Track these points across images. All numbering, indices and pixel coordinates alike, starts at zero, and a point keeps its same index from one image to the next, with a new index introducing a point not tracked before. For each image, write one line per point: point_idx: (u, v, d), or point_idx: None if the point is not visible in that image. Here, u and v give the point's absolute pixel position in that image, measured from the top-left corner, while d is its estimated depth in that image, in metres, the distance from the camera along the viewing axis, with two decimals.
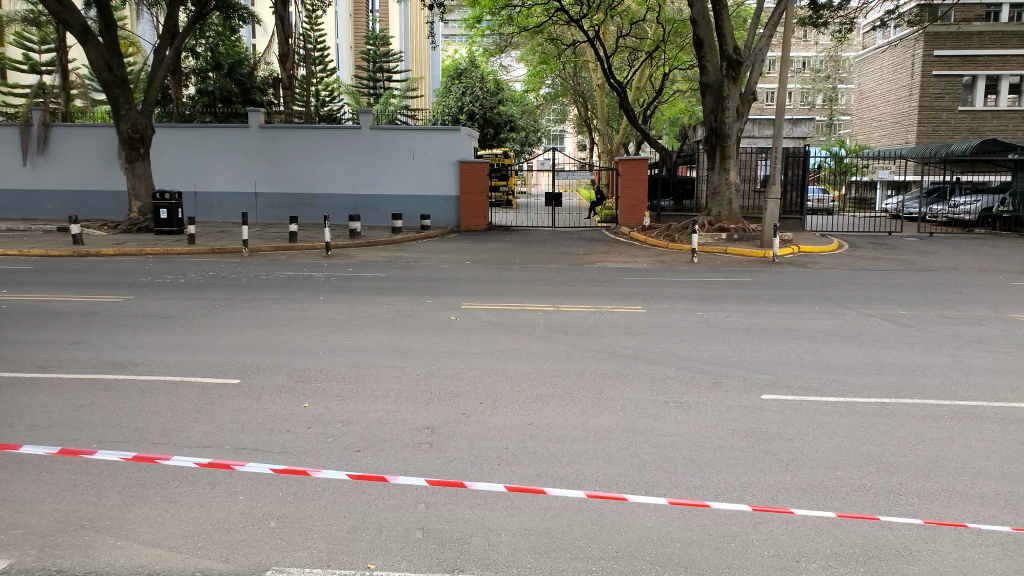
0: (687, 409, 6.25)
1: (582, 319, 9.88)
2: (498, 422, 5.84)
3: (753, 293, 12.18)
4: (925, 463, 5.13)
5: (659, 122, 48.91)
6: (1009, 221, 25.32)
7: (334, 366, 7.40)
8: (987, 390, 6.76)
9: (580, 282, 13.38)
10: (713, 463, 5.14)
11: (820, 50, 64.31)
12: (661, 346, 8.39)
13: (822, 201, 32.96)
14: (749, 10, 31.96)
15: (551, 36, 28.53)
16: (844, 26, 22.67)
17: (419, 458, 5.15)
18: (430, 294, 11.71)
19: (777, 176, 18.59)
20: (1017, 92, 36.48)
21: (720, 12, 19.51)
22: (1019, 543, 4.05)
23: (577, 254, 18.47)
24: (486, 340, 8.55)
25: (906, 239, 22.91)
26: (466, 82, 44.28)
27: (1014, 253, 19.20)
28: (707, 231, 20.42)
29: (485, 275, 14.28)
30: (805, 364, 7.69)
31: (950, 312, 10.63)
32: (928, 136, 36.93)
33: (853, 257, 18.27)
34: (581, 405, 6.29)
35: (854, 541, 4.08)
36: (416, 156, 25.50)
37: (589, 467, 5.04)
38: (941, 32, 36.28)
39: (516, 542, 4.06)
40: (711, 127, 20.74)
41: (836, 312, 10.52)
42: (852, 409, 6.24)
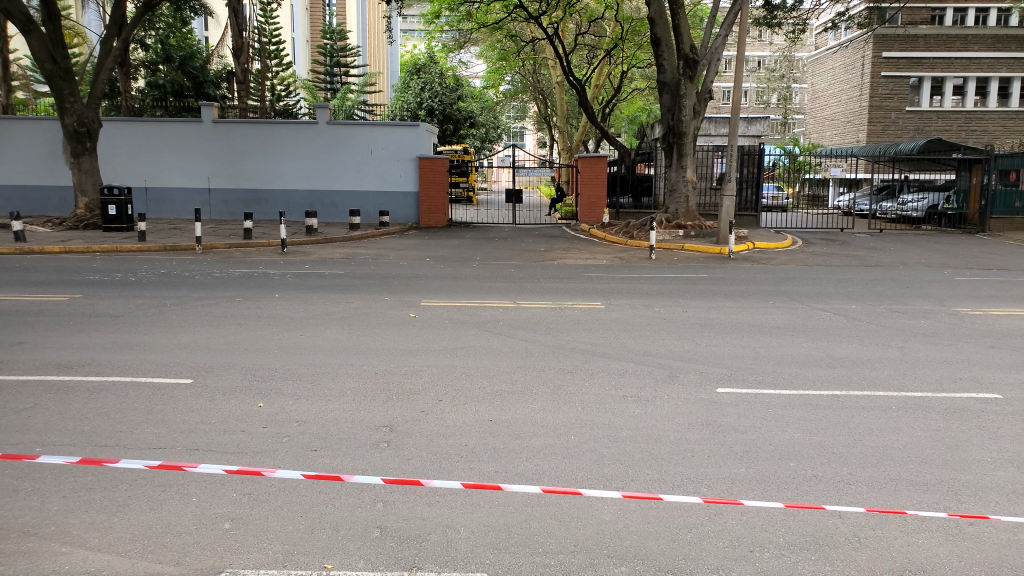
0: (644, 403, 6.30)
1: (541, 315, 9.89)
2: (456, 420, 5.81)
3: (709, 289, 12.34)
4: (872, 453, 5.26)
5: (617, 119, 49.24)
6: (954, 218, 26.12)
7: (290, 366, 7.28)
8: (934, 382, 6.97)
9: (538, 279, 13.40)
10: (670, 456, 5.19)
11: (773, 51, 65.57)
12: (619, 341, 8.45)
13: (776, 199, 33.56)
14: (705, 10, 32.36)
15: (509, 33, 28.51)
16: (796, 27, 23.06)
17: (377, 457, 5.10)
18: (389, 292, 11.60)
19: (733, 174, 18.81)
20: (961, 93, 37.58)
21: (677, 10, 19.68)
22: (959, 527, 4.19)
23: (537, 250, 18.50)
24: (445, 337, 8.52)
25: (857, 235, 23.49)
26: (425, 78, 44.06)
27: (959, 250, 19.79)
28: (665, 228, 20.68)
29: (444, 272, 14.21)
30: (759, 358, 7.82)
31: (898, 306, 10.91)
32: (878, 135, 37.93)
33: (806, 253, 18.64)
34: (541, 400, 6.32)
35: (805, 531, 4.15)
36: (373, 152, 25.27)
37: (547, 462, 5.05)
38: (889, 34, 37.22)
39: (474, 538, 4.06)
40: (668, 125, 20.99)
41: (789, 307, 10.73)
42: (805, 402, 6.36)
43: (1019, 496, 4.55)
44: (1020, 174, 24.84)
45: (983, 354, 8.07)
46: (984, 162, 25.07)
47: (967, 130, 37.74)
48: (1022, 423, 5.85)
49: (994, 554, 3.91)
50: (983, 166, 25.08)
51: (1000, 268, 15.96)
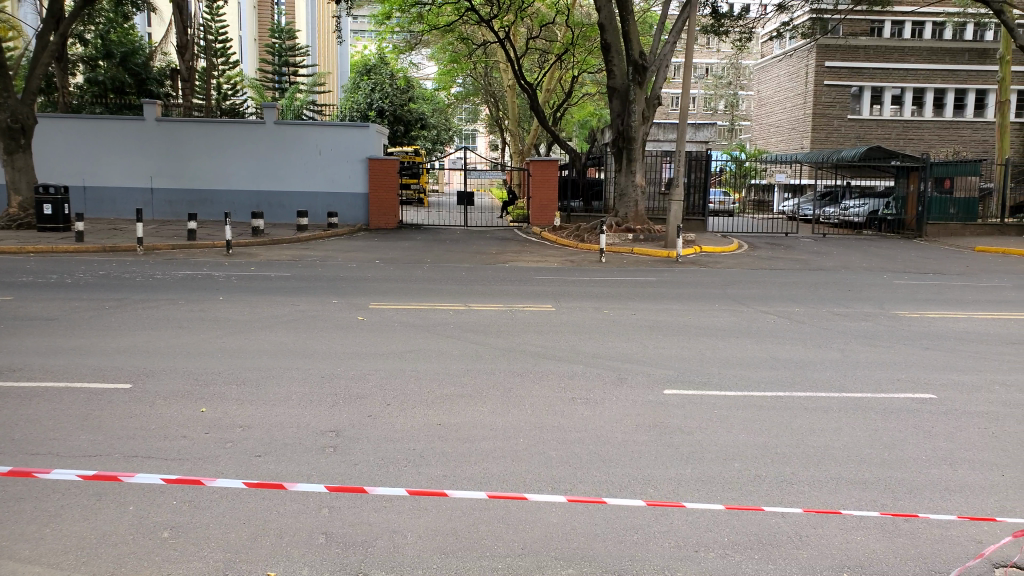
0: (593, 405, 6.36)
1: (491, 318, 9.89)
2: (404, 424, 5.78)
3: (657, 292, 12.51)
4: (813, 452, 5.39)
5: (568, 124, 49.57)
6: (894, 224, 27.05)
7: (234, 370, 7.12)
8: (874, 383, 7.18)
9: (490, 282, 13.40)
10: (617, 457, 5.24)
11: (721, 59, 66.90)
12: (570, 343, 8.51)
13: (724, 203, 34.23)
14: (654, 16, 32.86)
15: (461, 36, 28.45)
16: (743, 35, 23.55)
17: (323, 462, 5.03)
18: (337, 294, 11.45)
19: (681, 178, 19.07)
20: (899, 103, 38.85)
21: (626, 17, 19.92)
22: (895, 524, 4.32)
23: (488, 253, 18.49)
24: (395, 340, 8.44)
25: (800, 240, 24.11)
26: (375, 79, 43.90)
27: (897, 254, 20.45)
28: (614, 232, 20.89)
29: (394, 274, 14.11)
30: (705, 359, 7.96)
31: (839, 309, 11.23)
32: (821, 143, 39.00)
33: (752, 257, 19.04)
34: (491, 403, 6.32)
35: (748, 530, 4.24)
36: (322, 152, 24.96)
37: (494, 465, 5.04)
38: (831, 44, 38.21)
39: (421, 543, 4.02)
40: (618, 130, 21.23)
41: (734, 310, 10.94)
42: (749, 403, 6.50)
43: (951, 492, 4.73)
44: (954, 182, 25.83)
45: (919, 355, 8.36)
46: (920, 170, 25.93)
47: (905, 138, 39.02)
48: (954, 421, 6.08)
49: (926, 548, 4.05)
50: (919, 173, 25.95)
51: (936, 273, 16.57)
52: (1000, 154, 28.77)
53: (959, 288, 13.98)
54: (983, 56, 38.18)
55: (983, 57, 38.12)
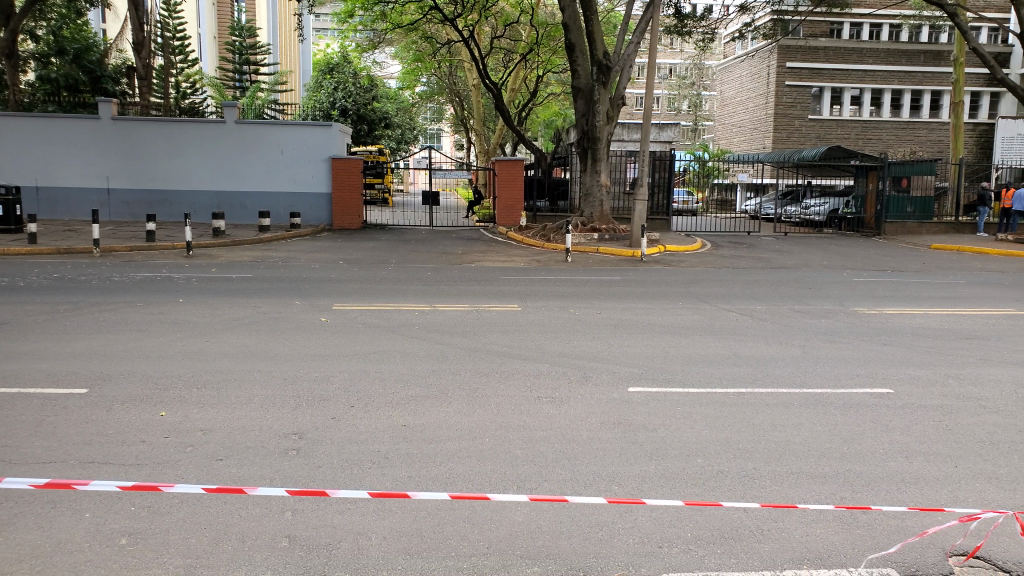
0: (558, 403, 6.39)
1: (456, 318, 9.87)
2: (368, 425, 5.74)
3: (621, 291, 12.60)
4: (774, 448, 5.46)
5: (533, 123, 49.62)
6: (854, 222, 27.60)
7: (195, 373, 7.02)
8: (832, 378, 7.33)
9: (456, 282, 13.34)
10: (581, 454, 5.27)
11: (684, 59, 67.60)
12: (535, 343, 8.52)
13: (688, 203, 34.57)
14: (618, 16, 33.06)
15: (424, 34, 28.29)
16: (705, 36, 23.77)
17: (286, 464, 4.97)
18: (300, 296, 11.31)
19: (646, 178, 19.17)
20: (858, 103, 39.66)
21: (590, 17, 20.02)
22: (853, 517, 4.40)
23: (454, 253, 18.42)
24: (359, 341, 8.37)
25: (763, 238, 24.47)
26: (338, 78, 43.52)
27: (857, 252, 20.84)
28: (580, 231, 21.00)
29: (359, 275, 13.99)
30: (668, 357, 8.04)
31: (800, 307, 11.40)
32: (782, 143, 39.61)
33: (715, 256, 19.26)
34: (456, 403, 6.30)
35: (710, 524, 4.29)
36: (284, 152, 24.69)
37: (460, 465, 5.03)
38: (792, 45, 38.81)
39: (386, 544, 4.00)
40: (583, 130, 21.31)
41: (697, 308, 11.06)
42: (712, 400, 6.57)
43: (906, 484, 4.83)
44: (911, 181, 26.37)
45: (878, 351, 8.53)
46: (879, 169, 26.60)
47: (864, 138, 39.78)
48: (910, 415, 6.22)
49: (884, 540, 4.13)
50: (878, 172, 26.58)
51: (894, 270, 16.90)
52: (954, 154, 29.50)
53: (917, 285, 14.27)
54: (938, 58, 39.13)
55: (938, 58, 39.07)
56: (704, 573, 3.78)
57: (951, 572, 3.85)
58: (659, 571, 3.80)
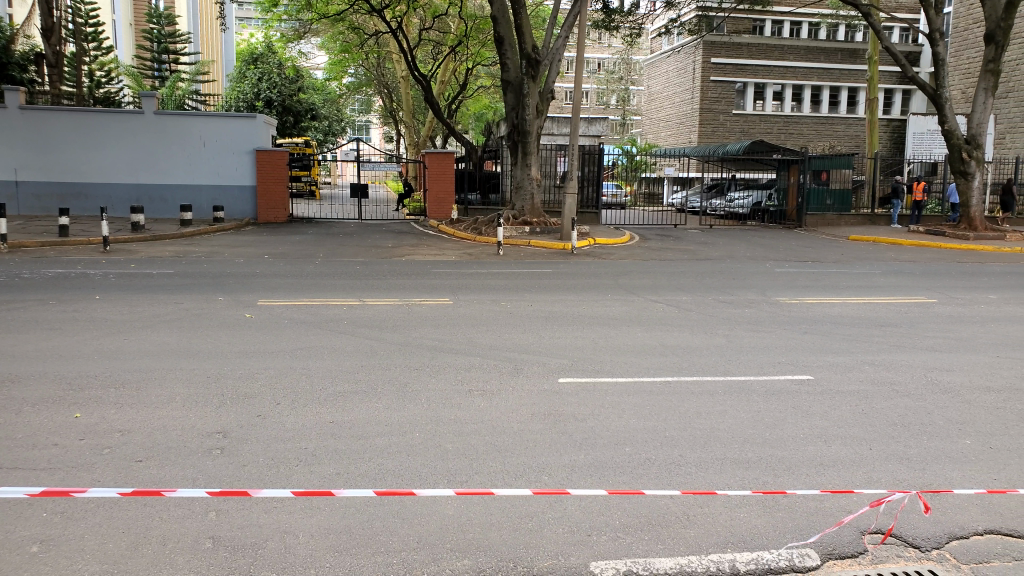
0: (489, 396, 6.40)
1: (388, 313, 9.78)
2: (296, 422, 5.64)
3: (552, 284, 12.70)
4: (699, 436, 5.60)
5: (463, 116, 49.53)
6: (776, 214, 28.61)
7: (112, 372, 6.76)
8: (756, 366, 7.58)
9: (386, 276, 13.22)
10: (512, 447, 5.30)
11: (612, 54, 68.49)
12: (466, 336, 8.54)
13: (617, 196, 35.11)
14: (546, 9, 33.24)
15: (352, 25, 27.88)
16: (633, 31, 24.05)
17: (210, 464, 4.85)
18: (224, 292, 11.00)
19: (575, 171, 19.33)
20: (779, 99, 40.95)
21: (518, 11, 20.02)
22: (774, 501, 4.56)
23: (385, 247, 18.22)
24: (286, 338, 8.21)
25: (689, 231, 25.06)
26: (262, 68, 42.53)
27: (779, 244, 21.54)
28: (511, 225, 21.18)
29: (285, 270, 13.71)
30: (598, 348, 8.17)
31: (725, 297, 11.72)
32: (708, 137, 40.52)
33: (643, 248, 19.61)
34: (385, 399, 6.24)
35: (638, 512, 4.39)
36: (206, 143, 23.97)
37: (391, 461, 5.00)
38: (716, 41, 39.81)
39: (314, 542, 3.95)
40: (513, 123, 21.37)
41: (626, 299, 11.25)
42: (640, 389, 6.70)
43: (824, 467, 5.04)
44: (830, 175, 27.41)
45: (798, 339, 8.86)
46: (800, 163, 27.63)
47: (786, 133, 41.06)
48: (827, 400, 6.48)
49: (802, 521, 4.31)
50: (800, 166, 27.59)
51: (813, 261, 17.52)
52: (871, 148, 30.85)
53: (834, 275, 14.83)
54: (854, 56, 40.80)
55: (854, 57, 40.72)
56: (630, 560, 3.87)
57: (863, 551, 4.04)
58: (588, 559, 3.87)
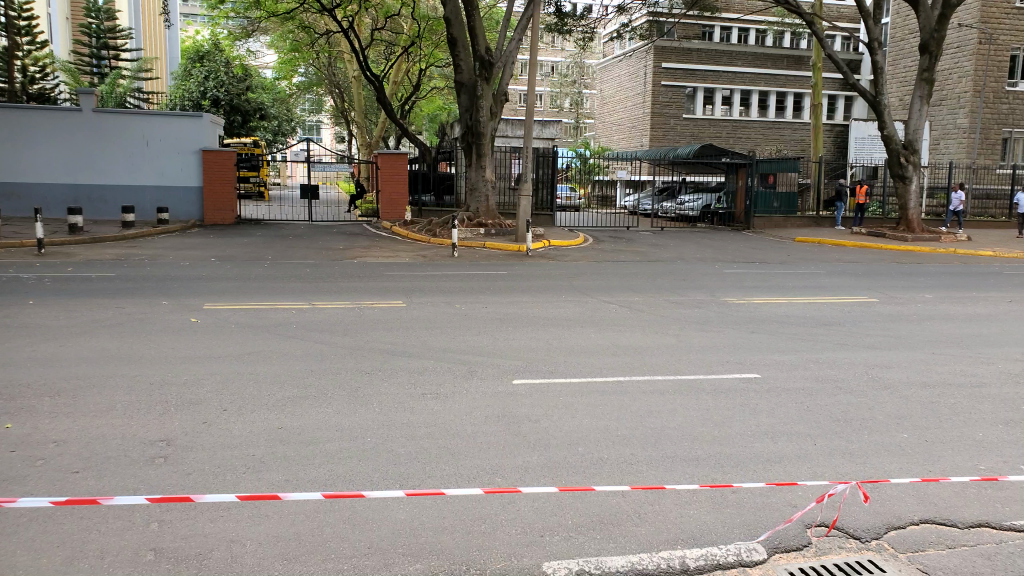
0: (442, 399, 6.37)
1: (338, 316, 9.64)
2: (242, 428, 5.52)
3: (505, 285, 12.71)
4: (649, 434, 5.66)
5: (416, 117, 49.29)
6: (726, 216, 29.12)
7: (49, 380, 6.52)
8: (705, 365, 7.70)
9: (337, 279, 13.04)
10: (464, 449, 5.28)
11: (564, 57, 68.97)
12: (418, 338, 8.48)
13: (570, 199, 35.32)
14: (499, 11, 33.35)
15: (302, 25, 27.48)
16: (585, 35, 24.20)
17: (152, 473, 4.71)
18: (167, 296, 10.71)
19: (529, 172, 19.32)
20: (728, 103, 41.67)
21: (470, 12, 19.96)
22: (723, 496, 4.62)
23: (336, 249, 18.01)
24: (232, 343, 8.03)
25: (641, 233, 25.32)
26: (208, 66, 41.73)
27: (728, 245, 21.94)
28: (466, 226, 21.12)
29: (232, 273, 13.44)
30: (551, 349, 8.20)
31: (675, 298, 11.89)
32: (659, 140, 41.02)
33: (596, 250, 19.74)
34: (337, 403, 6.17)
35: (590, 511, 4.40)
36: (149, 143, 23.36)
37: (341, 466, 4.93)
38: (666, 46, 40.34)
39: (262, 550, 3.86)
40: (467, 125, 21.30)
41: (579, 301, 11.32)
42: (593, 389, 6.74)
43: (771, 463, 5.14)
44: (777, 178, 28.05)
45: (745, 338, 9.01)
46: (748, 166, 28.17)
47: (734, 137, 41.88)
48: (774, 398, 6.62)
49: (751, 516, 4.38)
50: (747, 169, 28.16)
51: (761, 262, 17.89)
52: (816, 152, 31.56)
53: (781, 275, 15.16)
54: (798, 63, 41.95)
55: (799, 63, 41.80)
56: (583, 559, 3.88)
57: (808, 543, 4.12)
58: (541, 559, 3.87)
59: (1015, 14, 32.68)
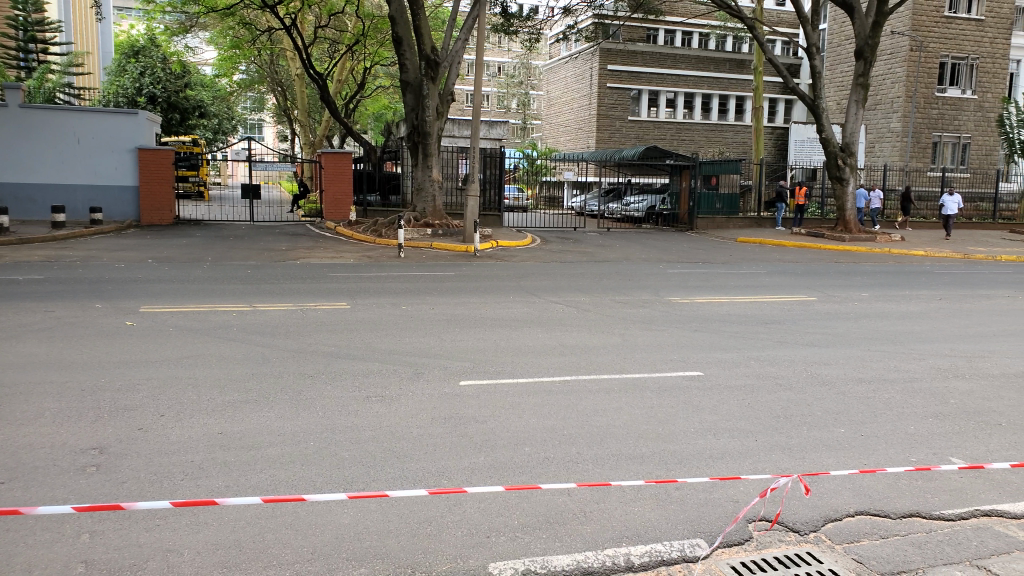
0: (388, 401, 6.30)
1: (280, 318, 9.47)
2: (180, 435, 5.37)
3: (452, 286, 12.67)
4: (596, 433, 5.69)
5: (362, 116, 48.78)
6: (670, 218, 29.61)
7: None
8: (649, 363, 7.80)
9: (279, 280, 12.80)
10: (411, 451, 5.24)
11: (511, 58, 69.15)
12: (364, 340, 8.38)
13: (517, 199, 35.41)
14: (445, 11, 33.30)
15: (243, 21, 26.93)
16: (531, 35, 24.28)
17: (83, 483, 4.54)
18: (102, 298, 10.38)
19: (476, 173, 19.30)
20: (672, 106, 42.35)
21: (417, 11, 19.82)
22: (666, 493, 4.69)
23: (279, 250, 17.72)
24: (170, 346, 7.81)
25: (588, 234, 25.55)
26: (144, 62, 40.56)
27: (673, 245, 22.30)
28: (413, 227, 21.00)
29: (170, 275, 13.09)
30: (498, 349, 8.20)
31: (621, 297, 12.03)
32: (605, 141, 41.45)
33: (543, 250, 19.85)
34: (279, 407, 6.06)
35: (537, 510, 4.40)
36: (80, 140, 22.57)
37: (284, 471, 4.83)
38: (612, 48, 40.81)
39: (199, 559, 3.75)
40: (413, 124, 21.17)
41: (526, 301, 11.35)
42: (539, 389, 6.76)
43: (714, 459, 5.22)
44: (719, 180, 28.66)
45: (689, 337, 9.16)
46: (691, 168, 28.71)
47: (678, 139, 42.60)
48: (716, 395, 6.74)
49: (694, 513, 4.45)
50: (690, 171, 28.71)
51: (705, 262, 18.21)
52: (757, 154, 32.28)
53: (724, 275, 15.44)
54: (740, 66, 42.93)
55: (740, 67, 42.79)
56: (529, 559, 3.89)
57: (749, 537, 4.21)
58: (487, 560, 3.86)
59: (944, 23, 34.08)
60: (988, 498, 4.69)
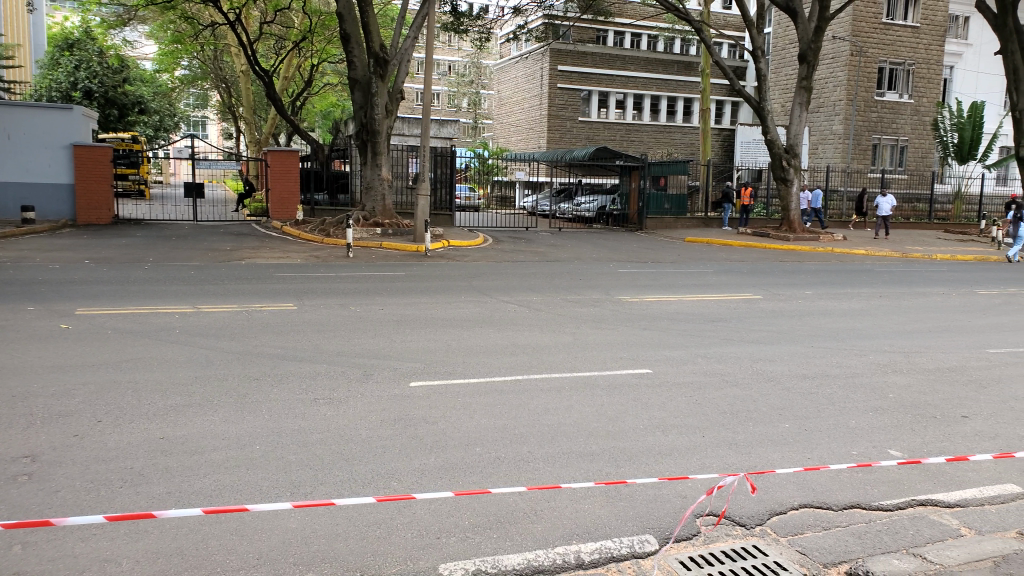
0: (336, 404, 6.19)
1: (225, 319, 9.25)
2: (119, 440, 5.19)
3: (402, 286, 12.55)
4: (546, 432, 5.70)
5: (310, 115, 48.05)
6: (619, 218, 29.84)
7: None
8: (600, 362, 7.86)
9: (223, 281, 12.52)
10: (360, 454, 5.16)
11: (462, 57, 68.93)
12: (312, 342, 8.24)
13: (469, 199, 35.31)
14: (394, 8, 33.08)
15: (184, 15, 26.28)
16: (481, 35, 24.20)
17: (14, 493, 4.35)
18: (35, 300, 10.01)
19: (426, 172, 19.15)
20: (622, 107, 42.80)
21: (365, 9, 19.57)
22: (615, 491, 4.71)
23: (224, 250, 17.31)
24: (109, 349, 7.57)
25: (539, 234, 25.62)
26: (80, 56, 39.25)
27: (623, 245, 22.51)
28: (362, 226, 20.77)
29: (108, 276, 12.69)
30: (448, 349, 8.16)
31: (571, 297, 12.09)
32: (556, 142, 41.63)
33: (495, 250, 19.82)
34: (223, 410, 5.91)
35: (488, 510, 4.40)
36: (11, 137, 21.74)
37: (228, 476, 4.71)
38: (562, 49, 41.03)
39: (139, 569, 3.64)
40: (362, 122, 20.90)
41: (477, 301, 11.32)
42: (491, 389, 6.75)
43: (662, 456, 5.27)
44: (668, 180, 29.07)
45: (638, 335, 9.26)
46: (640, 169, 29.06)
47: (627, 140, 43.05)
48: (665, 392, 6.81)
49: (643, 509, 4.49)
50: (640, 171, 29.04)
51: (655, 261, 18.39)
52: (705, 155, 32.80)
53: (672, 274, 15.62)
54: (688, 68, 43.59)
55: (688, 69, 43.45)
56: (479, 559, 3.86)
57: (697, 532, 4.27)
58: (437, 562, 3.82)
59: (882, 29, 35.18)
60: (923, 488, 4.86)
